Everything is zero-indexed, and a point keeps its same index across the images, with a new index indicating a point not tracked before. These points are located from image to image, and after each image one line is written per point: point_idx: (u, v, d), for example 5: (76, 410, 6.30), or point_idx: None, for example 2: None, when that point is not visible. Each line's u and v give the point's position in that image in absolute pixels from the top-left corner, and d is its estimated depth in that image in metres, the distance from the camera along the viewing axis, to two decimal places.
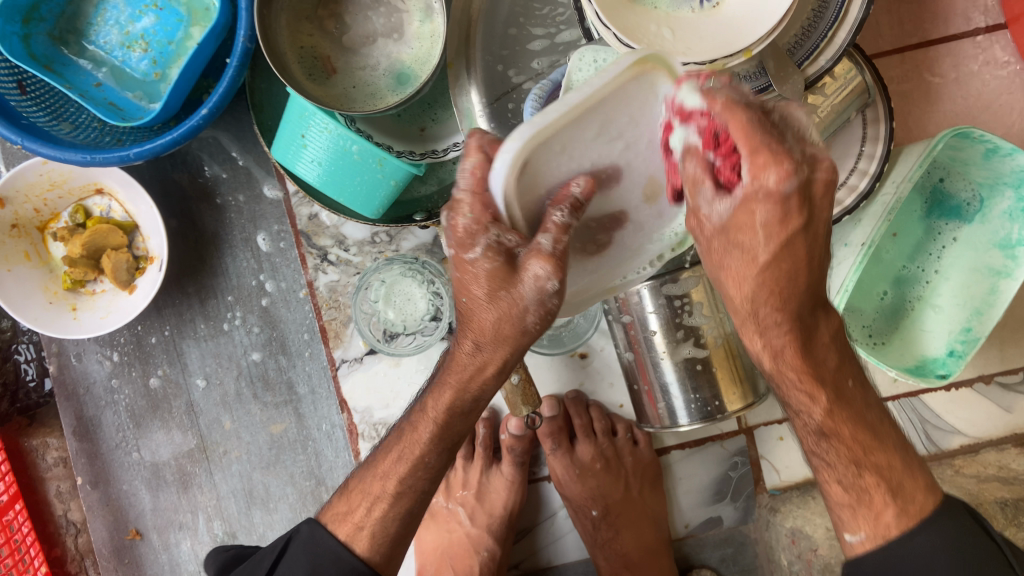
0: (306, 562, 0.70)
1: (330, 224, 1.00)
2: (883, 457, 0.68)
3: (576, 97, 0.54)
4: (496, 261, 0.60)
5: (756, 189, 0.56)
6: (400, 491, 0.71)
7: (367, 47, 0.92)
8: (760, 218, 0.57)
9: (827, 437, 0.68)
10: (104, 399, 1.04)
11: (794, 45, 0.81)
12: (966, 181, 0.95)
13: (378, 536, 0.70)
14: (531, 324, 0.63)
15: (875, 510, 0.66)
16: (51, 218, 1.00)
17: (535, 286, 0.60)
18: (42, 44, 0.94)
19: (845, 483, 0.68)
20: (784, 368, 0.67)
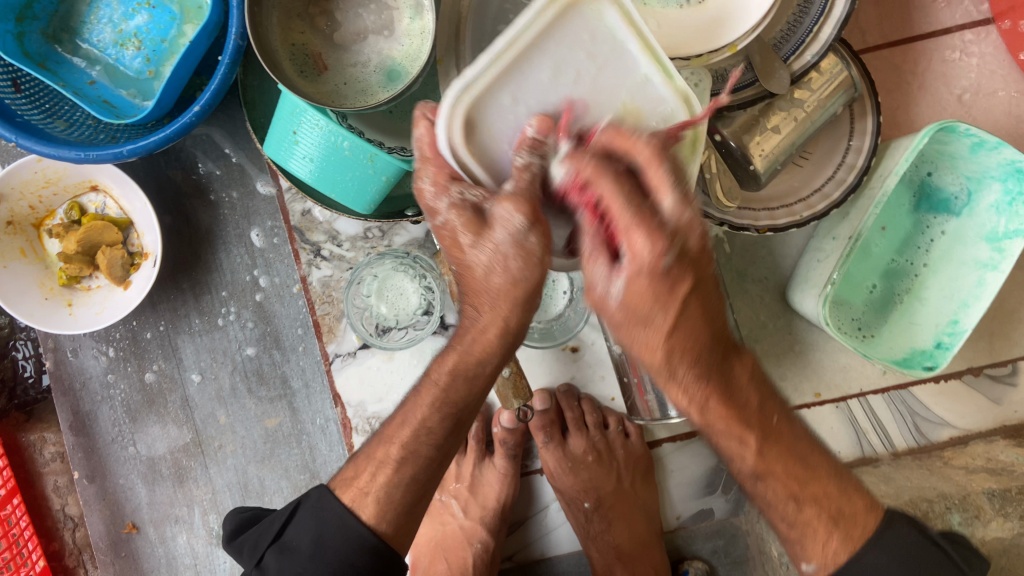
0: (314, 529, 0.72)
1: (323, 220, 1.01)
2: (818, 486, 0.69)
3: (499, 42, 0.58)
4: (464, 216, 0.61)
5: (638, 267, 0.55)
6: (404, 456, 0.72)
7: (358, 44, 0.93)
8: (651, 299, 0.57)
9: (762, 479, 0.68)
10: (100, 394, 1.05)
11: (780, 39, 0.83)
12: (954, 174, 0.96)
13: (384, 502, 0.71)
14: (519, 283, 0.63)
15: (822, 538, 0.68)
16: (47, 215, 1.01)
17: (505, 231, 0.59)
18: (36, 43, 0.95)
19: (787, 520, 0.69)
20: (709, 420, 0.66)
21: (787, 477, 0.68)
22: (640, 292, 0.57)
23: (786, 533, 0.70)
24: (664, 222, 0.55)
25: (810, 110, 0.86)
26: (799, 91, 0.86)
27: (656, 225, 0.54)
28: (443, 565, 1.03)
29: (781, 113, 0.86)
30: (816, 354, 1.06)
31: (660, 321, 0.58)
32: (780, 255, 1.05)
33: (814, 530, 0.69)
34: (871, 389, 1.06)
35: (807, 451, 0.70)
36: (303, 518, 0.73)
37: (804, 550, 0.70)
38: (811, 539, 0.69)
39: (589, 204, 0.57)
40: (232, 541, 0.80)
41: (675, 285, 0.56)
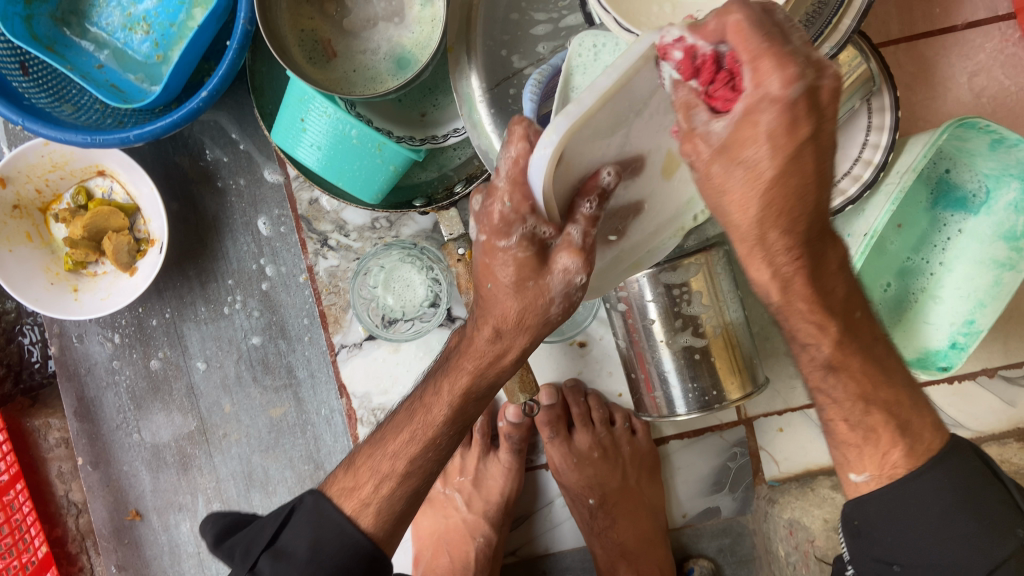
0: (309, 532, 0.71)
1: (331, 209, 1.00)
2: (890, 392, 0.69)
3: (605, 82, 0.50)
4: (530, 249, 0.60)
5: (760, 98, 0.48)
6: (410, 469, 0.73)
7: (368, 31, 0.92)
8: (766, 129, 0.49)
9: (835, 370, 0.68)
10: (105, 380, 1.05)
11: (807, 19, 0.79)
12: (972, 171, 0.94)
13: (384, 513, 0.72)
14: (555, 313, 0.66)
15: (884, 448, 0.68)
16: (53, 200, 1.00)
17: (563, 278, 0.63)
18: (45, 26, 0.94)
19: (852, 421, 0.69)
20: (794, 302, 0.64)
21: (861, 373, 0.68)
22: (754, 124, 0.49)
23: (845, 437, 0.70)
24: (799, 50, 0.47)
25: None
26: None
27: (789, 53, 0.46)
28: (446, 559, 1.02)
29: None
30: None
31: (766, 168, 0.51)
32: None
33: (878, 437, 0.68)
34: None
35: (886, 356, 0.70)
36: (300, 522, 0.72)
37: (858, 461, 0.70)
38: (872, 447, 0.69)
39: (683, 64, 0.50)
40: (219, 545, 0.78)
41: (798, 120, 0.48)
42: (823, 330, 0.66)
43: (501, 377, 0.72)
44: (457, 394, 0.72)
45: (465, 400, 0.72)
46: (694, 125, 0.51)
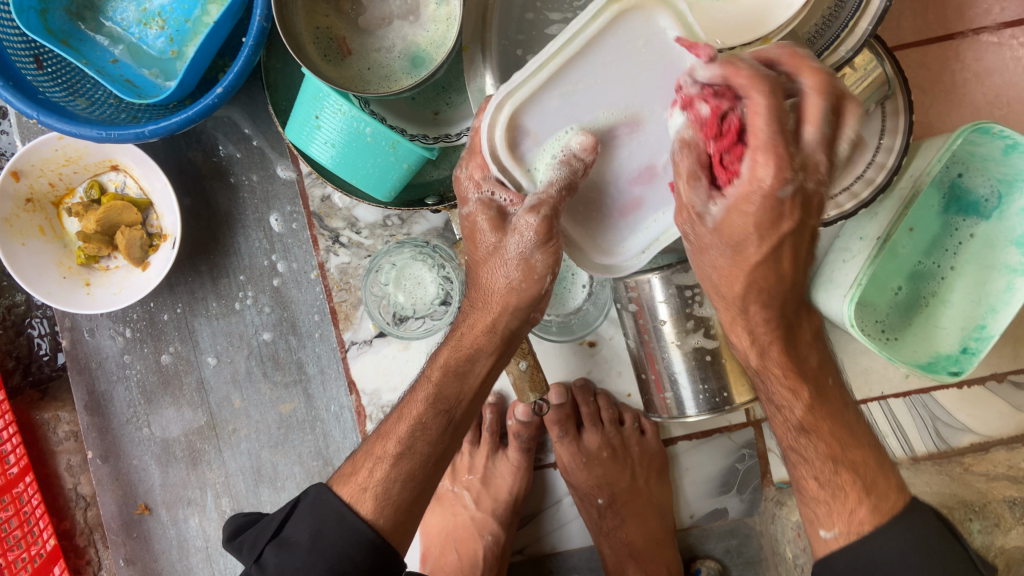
0: (311, 523, 0.71)
1: (343, 206, 1.00)
2: (858, 453, 0.73)
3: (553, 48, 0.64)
4: (488, 214, 0.74)
5: (754, 188, 0.59)
6: (401, 451, 0.73)
7: (383, 30, 0.92)
8: (753, 221, 0.61)
9: (806, 433, 0.74)
10: (116, 374, 1.05)
11: (814, 34, 0.80)
12: (985, 175, 0.94)
13: (381, 499, 0.72)
14: (517, 281, 0.74)
15: (850, 507, 0.71)
16: (66, 193, 1.00)
17: (517, 242, 0.72)
18: (60, 20, 0.94)
19: (821, 480, 0.73)
20: (770, 366, 0.73)
21: (830, 436, 0.73)
22: (745, 213, 0.61)
23: (815, 494, 0.74)
24: (795, 154, 0.58)
25: None
26: None
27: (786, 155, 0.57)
28: (454, 556, 1.02)
29: None
30: (838, 355, 1.05)
31: (752, 251, 0.64)
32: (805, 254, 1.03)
33: (845, 495, 0.72)
34: (892, 393, 1.05)
35: (852, 417, 0.74)
36: (303, 512, 0.72)
37: (828, 517, 0.73)
38: (840, 505, 0.72)
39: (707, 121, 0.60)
40: (231, 539, 0.77)
41: (779, 218, 0.61)
42: (796, 394, 0.73)
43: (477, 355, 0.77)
44: (437, 373, 0.77)
45: (443, 376, 0.76)
46: (694, 201, 0.63)
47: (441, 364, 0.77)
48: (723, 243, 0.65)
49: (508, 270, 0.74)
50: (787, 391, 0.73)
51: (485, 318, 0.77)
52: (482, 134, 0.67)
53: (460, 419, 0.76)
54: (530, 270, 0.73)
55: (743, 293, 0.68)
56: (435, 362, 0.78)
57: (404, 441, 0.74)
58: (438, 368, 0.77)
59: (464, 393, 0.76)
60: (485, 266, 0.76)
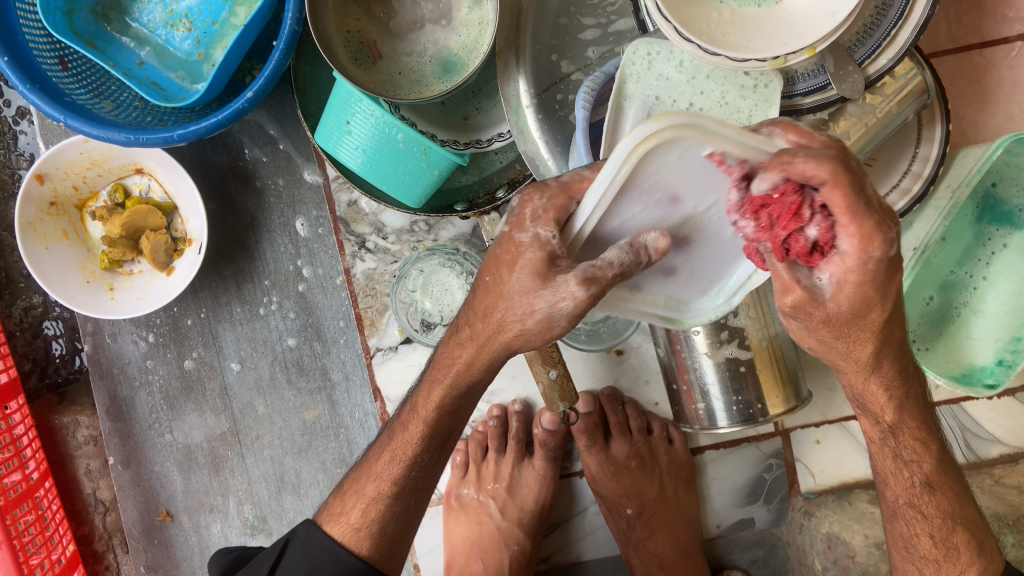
0: (303, 562, 0.75)
1: (369, 211, 0.99)
2: (963, 527, 0.73)
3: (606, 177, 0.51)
4: (538, 255, 0.53)
5: (864, 260, 0.50)
6: (400, 493, 0.72)
7: (414, 33, 0.90)
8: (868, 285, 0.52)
9: (931, 489, 0.73)
10: (138, 379, 1.04)
11: (856, 42, 0.79)
12: (1019, 186, 0.93)
13: (377, 537, 0.73)
14: (527, 329, 0.56)
15: (961, 567, 0.73)
16: (90, 196, 0.99)
17: (552, 303, 0.53)
18: (86, 21, 0.93)
19: (936, 539, 0.73)
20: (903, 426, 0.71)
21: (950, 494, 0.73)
22: (859, 285, 0.52)
23: (926, 551, 0.74)
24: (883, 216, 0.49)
25: (881, 116, 0.83)
26: (871, 97, 0.83)
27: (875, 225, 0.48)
28: (479, 566, 1.01)
29: (852, 117, 0.83)
30: None
31: (876, 316, 0.56)
32: None
33: (958, 555, 0.73)
34: None
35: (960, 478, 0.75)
36: (294, 553, 0.75)
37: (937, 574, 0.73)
38: (949, 564, 0.73)
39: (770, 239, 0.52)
40: None
41: (893, 277, 0.53)
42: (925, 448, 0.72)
43: (468, 391, 0.67)
44: (428, 410, 0.68)
45: (435, 416, 0.69)
46: (799, 280, 0.54)
47: (432, 404, 0.67)
48: (834, 314, 0.56)
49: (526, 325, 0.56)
50: (916, 444, 0.72)
51: (479, 355, 0.62)
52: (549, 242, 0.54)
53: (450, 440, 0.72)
54: (540, 342, 0.57)
55: (874, 356, 0.62)
56: (427, 399, 0.68)
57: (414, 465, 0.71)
58: (428, 407, 0.68)
59: (454, 424, 0.69)
60: (498, 301, 0.57)
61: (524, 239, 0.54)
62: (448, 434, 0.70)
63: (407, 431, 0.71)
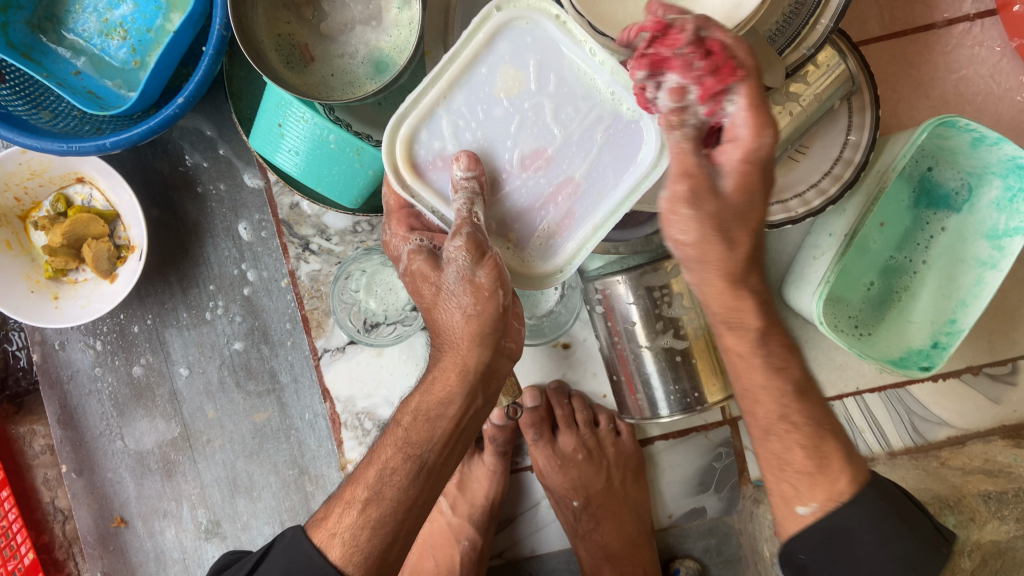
0: (281, 565, 0.69)
1: (312, 213, 1.00)
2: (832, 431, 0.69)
3: (403, 172, 0.70)
4: (422, 258, 0.73)
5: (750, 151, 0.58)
6: (369, 497, 0.69)
7: (345, 35, 0.91)
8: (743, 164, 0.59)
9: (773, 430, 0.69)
10: (88, 387, 1.05)
11: (775, 32, 0.79)
12: (954, 169, 0.93)
13: (350, 546, 0.68)
14: (467, 307, 0.69)
15: (832, 478, 0.67)
16: (33, 207, 1.00)
17: (457, 269, 0.69)
18: (21, 33, 0.94)
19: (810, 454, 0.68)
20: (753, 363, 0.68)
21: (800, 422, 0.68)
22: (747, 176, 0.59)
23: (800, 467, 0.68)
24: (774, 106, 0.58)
25: (805, 105, 0.84)
26: (794, 86, 0.84)
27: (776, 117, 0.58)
28: (432, 563, 1.02)
29: (776, 107, 0.83)
30: (812, 350, 1.04)
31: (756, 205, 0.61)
32: (776, 252, 1.03)
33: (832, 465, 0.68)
34: (867, 388, 1.03)
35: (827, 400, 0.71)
36: (276, 556, 0.70)
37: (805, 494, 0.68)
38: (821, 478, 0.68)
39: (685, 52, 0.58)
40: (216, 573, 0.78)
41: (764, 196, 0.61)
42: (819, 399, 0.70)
43: (448, 398, 0.71)
44: (407, 415, 0.72)
45: (413, 421, 0.72)
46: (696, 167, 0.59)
47: (412, 409, 0.72)
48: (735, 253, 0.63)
49: (457, 294, 0.70)
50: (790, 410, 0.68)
51: (454, 357, 0.71)
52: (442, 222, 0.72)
53: (434, 463, 0.71)
54: (471, 319, 0.70)
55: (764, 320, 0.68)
56: (407, 407, 0.73)
57: (382, 473, 0.70)
58: (409, 414, 0.72)
59: (436, 439, 0.71)
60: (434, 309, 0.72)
61: (406, 248, 0.74)
62: (428, 452, 0.71)
63: (387, 443, 0.72)
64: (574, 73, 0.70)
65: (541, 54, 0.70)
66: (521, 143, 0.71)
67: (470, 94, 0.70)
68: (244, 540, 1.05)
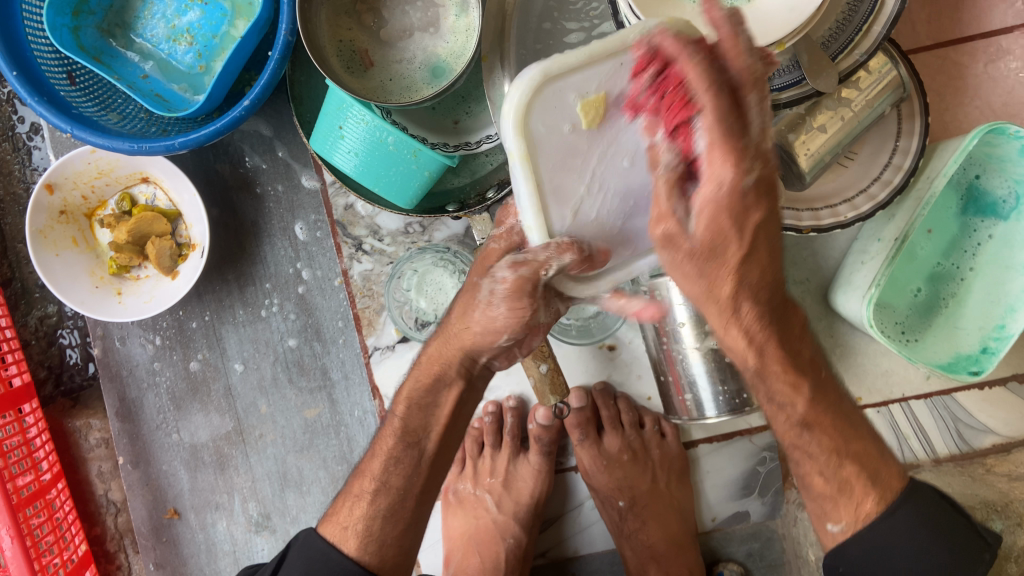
0: (301, 565, 0.76)
1: (365, 214, 1.03)
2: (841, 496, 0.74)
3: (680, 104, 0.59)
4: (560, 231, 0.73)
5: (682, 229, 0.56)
6: (376, 488, 0.76)
7: (404, 42, 0.94)
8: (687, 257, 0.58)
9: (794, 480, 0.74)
10: (146, 381, 1.08)
11: (828, 38, 0.80)
12: (1002, 177, 0.93)
13: (362, 535, 0.75)
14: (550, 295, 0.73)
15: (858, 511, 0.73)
16: (98, 206, 1.03)
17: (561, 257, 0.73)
18: (92, 37, 0.98)
19: (827, 475, 0.73)
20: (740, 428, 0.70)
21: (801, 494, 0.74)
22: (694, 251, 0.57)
23: (821, 490, 0.73)
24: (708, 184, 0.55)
25: (856, 110, 0.85)
26: (845, 91, 0.85)
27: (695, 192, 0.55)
28: (476, 559, 1.02)
29: (828, 111, 0.85)
30: (857, 357, 1.04)
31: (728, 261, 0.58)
32: (823, 257, 1.03)
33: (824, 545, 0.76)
34: (913, 394, 1.04)
35: (851, 411, 0.73)
36: (294, 557, 0.77)
37: (834, 512, 0.74)
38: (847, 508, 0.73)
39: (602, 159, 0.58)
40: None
41: (732, 221, 0.55)
42: (797, 392, 0.69)
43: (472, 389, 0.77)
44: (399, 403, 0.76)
45: (407, 410, 0.76)
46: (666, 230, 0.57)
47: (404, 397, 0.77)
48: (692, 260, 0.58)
49: None
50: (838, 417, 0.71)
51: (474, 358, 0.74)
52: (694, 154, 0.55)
53: (431, 451, 0.77)
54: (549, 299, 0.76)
55: (734, 294, 0.61)
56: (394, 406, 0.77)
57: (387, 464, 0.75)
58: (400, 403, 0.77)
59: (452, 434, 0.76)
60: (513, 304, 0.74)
61: None
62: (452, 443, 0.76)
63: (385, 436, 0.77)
64: (546, 145, 0.61)
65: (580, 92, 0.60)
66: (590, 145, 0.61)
67: (599, 80, 0.60)
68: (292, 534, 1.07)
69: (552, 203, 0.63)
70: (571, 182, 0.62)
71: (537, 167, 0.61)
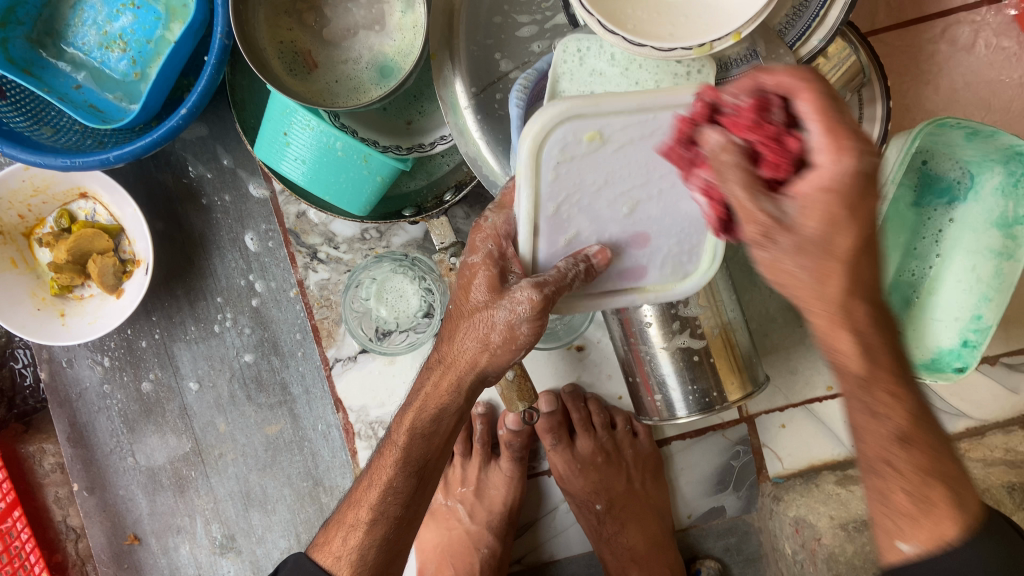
0: None
1: (319, 222, 0.99)
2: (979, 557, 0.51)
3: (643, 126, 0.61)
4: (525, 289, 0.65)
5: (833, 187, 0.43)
6: (373, 518, 0.70)
7: (348, 41, 0.90)
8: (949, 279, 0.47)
9: None
10: (97, 405, 1.03)
11: (786, 25, 0.77)
12: (951, 161, 0.89)
13: (357, 565, 0.69)
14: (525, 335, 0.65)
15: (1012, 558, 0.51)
16: (36, 224, 0.98)
17: (510, 311, 0.65)
18: (21, 48, 0.92)
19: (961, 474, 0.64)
20: None
21: None
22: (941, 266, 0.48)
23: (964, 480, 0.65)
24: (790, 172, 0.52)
25: None
26: None
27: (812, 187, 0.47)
28: (450, 570, 1.02)
29: None
30: None
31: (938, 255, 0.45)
32: None
33: None
34: None
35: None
36: None
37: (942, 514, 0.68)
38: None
39: None
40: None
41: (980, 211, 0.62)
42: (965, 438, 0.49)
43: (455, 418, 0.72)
44: (402, 435, 0.71)
45: (410, 440, 0.71)
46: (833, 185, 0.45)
47: (406, 427, 0.72)
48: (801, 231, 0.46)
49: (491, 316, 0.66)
50: None
51: (450, 377, 0.70)
52: (588, 171, 0.63)
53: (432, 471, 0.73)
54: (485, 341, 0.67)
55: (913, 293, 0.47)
56: (401, 425, 0.72)
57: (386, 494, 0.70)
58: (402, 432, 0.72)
59: (432, 452, 0.72)
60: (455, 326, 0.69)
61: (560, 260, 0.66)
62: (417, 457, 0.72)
63: (386, 459, 0.73)
64: (552, 160, 0.62)
65: (624, 125, 0.61)
66: (584, 162, 0.62)
67: (627, 118, 0.61)
68: (259, 554, 1.04)
69: (547, 222, 0.65)
70: (572, 213, 0.65)
71: (540, 193, 0.63)
